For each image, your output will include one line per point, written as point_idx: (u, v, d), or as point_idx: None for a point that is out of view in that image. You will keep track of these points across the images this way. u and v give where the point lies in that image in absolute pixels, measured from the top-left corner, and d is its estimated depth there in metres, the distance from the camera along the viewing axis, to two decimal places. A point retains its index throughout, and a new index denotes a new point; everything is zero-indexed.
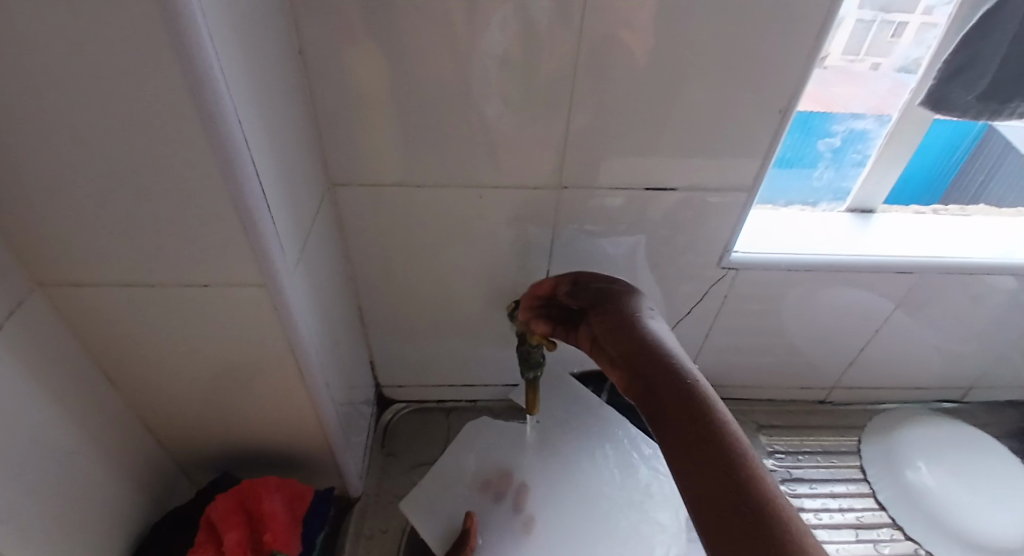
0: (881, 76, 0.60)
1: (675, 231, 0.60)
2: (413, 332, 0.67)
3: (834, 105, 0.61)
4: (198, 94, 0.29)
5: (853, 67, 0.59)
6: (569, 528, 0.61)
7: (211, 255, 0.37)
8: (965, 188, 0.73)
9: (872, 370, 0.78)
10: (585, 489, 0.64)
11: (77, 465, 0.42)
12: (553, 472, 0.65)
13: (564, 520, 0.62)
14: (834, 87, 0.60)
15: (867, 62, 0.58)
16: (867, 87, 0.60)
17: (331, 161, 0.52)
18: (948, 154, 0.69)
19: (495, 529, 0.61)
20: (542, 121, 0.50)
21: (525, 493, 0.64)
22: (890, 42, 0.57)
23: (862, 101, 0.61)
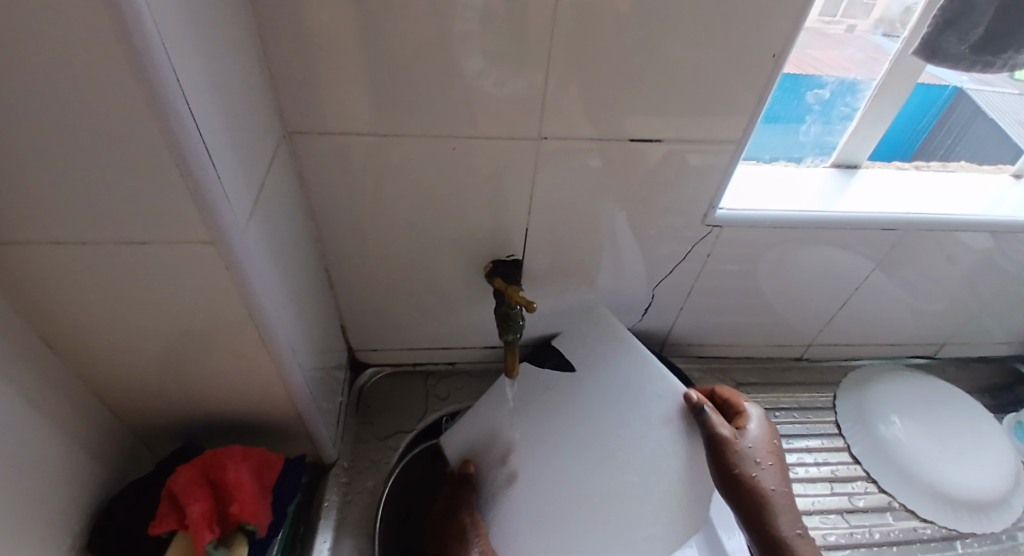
0: (857, 39, 0.58)
1: (659, 188, 0.57)
2: (386, 294, 0.64)
3: (812, 68, 0.59)
4: (119, 26, 0.25)
5: (830, 29, 0.57)
6: (546, 487, 0.57)
7: (151, 211, 0.33)
8: (938, 149, 0.72)
9: (849, 329, 0.79)
10: (574, 451, 0.58)
11: (19, 443, 0.38)
12: (539, 431, 0.61)
13: (542, 478, 0.58)
14: (809, 49, 0.58)
15: (843, 24, 0.57)
16: (846, 48, 0.59)
17: (288, 109, 0.47)
18: (916, 121, 0.69)
19: (485, 489, 0.60)
20: (520, 69, 0.46)
21: (514, 454, 0.60)
22: (865, 4, 0.56)
23: (840, 61, 0.59)
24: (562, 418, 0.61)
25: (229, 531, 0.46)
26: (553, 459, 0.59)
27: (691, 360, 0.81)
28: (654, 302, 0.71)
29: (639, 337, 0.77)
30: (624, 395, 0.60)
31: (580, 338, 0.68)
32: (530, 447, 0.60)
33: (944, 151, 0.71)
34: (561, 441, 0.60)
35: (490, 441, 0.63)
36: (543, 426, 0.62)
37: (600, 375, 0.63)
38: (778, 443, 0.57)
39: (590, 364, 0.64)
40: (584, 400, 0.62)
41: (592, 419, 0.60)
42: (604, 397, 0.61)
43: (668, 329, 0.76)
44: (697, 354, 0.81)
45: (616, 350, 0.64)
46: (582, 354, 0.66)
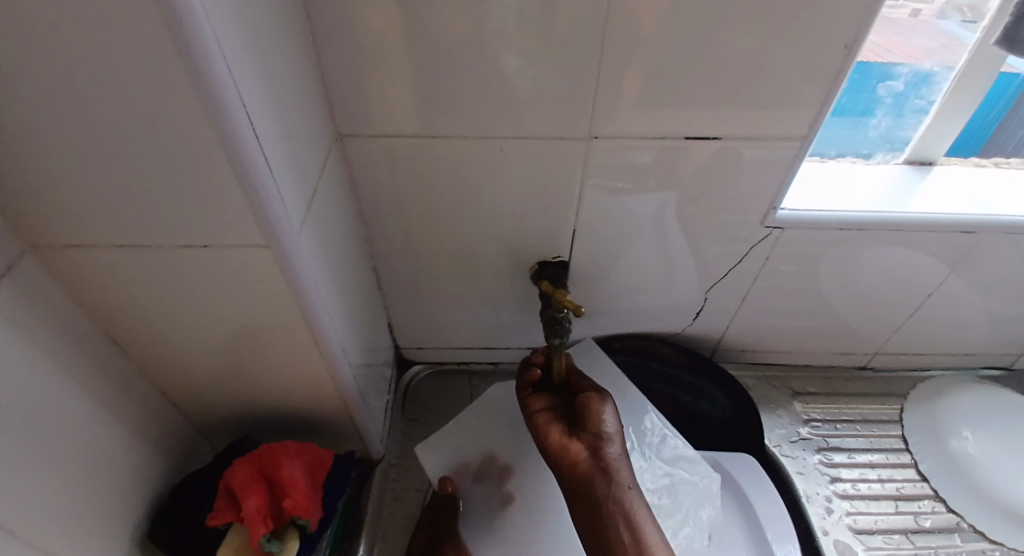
0: (924, 25, 0.54)
1: (715, 187, 0.54)
2: (432, 294, 0.64)
3: (875, 56, 0.55)
4: (177, 32, 0.25)
5: (892, 14, 0.53)
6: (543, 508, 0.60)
7: (211, 217, 0.34)
8: (1008, 143, 0.66)
9: (919, 336, 0.74)
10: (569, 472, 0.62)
11: (91, 435, 0.41)
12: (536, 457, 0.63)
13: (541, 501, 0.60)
14: (874, 36, 0.54)
15: (907, 7, 0.53)
16: (909, 35, 0.55)
17: (339, 113, 0.47)
18: (986, 108, 0.64)
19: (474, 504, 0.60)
20: (570, 66, 0.45)
21: (509, 474, 0.62)
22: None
23: (910, 49, 0.55)
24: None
25: (281, 525, 0.47)
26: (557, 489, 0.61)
27: (744, 366, 0.78)
28: (705, 305, 0.69)
29: (688, 341, 0.74)
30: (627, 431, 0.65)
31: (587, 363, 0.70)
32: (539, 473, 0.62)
33: (1015, 145, 0.66)
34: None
35: (483, 460, 0.63)
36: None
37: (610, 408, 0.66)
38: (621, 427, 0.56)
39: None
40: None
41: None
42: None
43: (720, 333, 0.73)
44: (751, 361, 0.78)
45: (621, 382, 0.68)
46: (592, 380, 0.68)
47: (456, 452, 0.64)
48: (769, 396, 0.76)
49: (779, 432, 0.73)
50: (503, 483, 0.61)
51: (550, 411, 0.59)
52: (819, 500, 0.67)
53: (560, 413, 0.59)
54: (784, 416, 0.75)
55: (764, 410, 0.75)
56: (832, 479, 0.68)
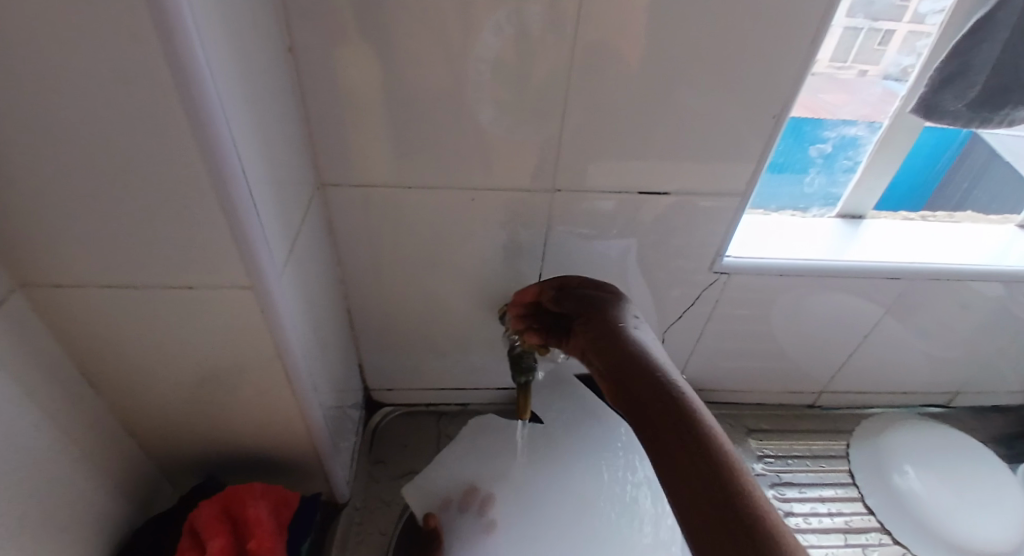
0: (868, 85, 0.61)
1: (668, 236, 0.59)
2: (403, 335, 0.66)
3: (824, 112, 0.61)
4: (187, 94, 0.29)
5: (840, 74, 0.60)
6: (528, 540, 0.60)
7: (199, 258, 0.36)
8: (955, 194, 0.74)
9: (861, 375, 0.79)
10: (547, 508, 0.63)
11: (58, 471, 0.40)
12: (516, 492, 0.64)
13: (524, 533, 0.61)
14: (822, 93, 0.61)
15: (854, 69, 0.59)
16: (856, 94, 0.61)
17: (322, 163, 0.51)
18: (933, 161, 0.70)
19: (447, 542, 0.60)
20: (536, 126, 0.50)
21: (490, 501, 0.63)
22: (877, 51, 0.58)
23: (852, 108, 0.62)
24: (540, 483, 0.65)
25: None
26: (531, 523, 0.61)
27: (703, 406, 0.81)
28: (664, 346, 0.72)
29: None
30: (596, 461, 0.66)
31: (553, 396, 0.70)
32: (512, 506, 0.63)
33: (962, 196, 0.73)
34: (539, 501, 0.63)
35: (463, 491, 0.64)
36: (522, 484, 0.64)
37: (578, 439, 0.67)
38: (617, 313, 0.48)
39: (566, 428, 0.68)
40: (563, 467, 0.66)
41: (568, 484, 0.64)
42: (582, 463, 0.66)
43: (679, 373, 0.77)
44: (709, 400, 0.81)
45: (588, 411, 0.69)
46: (558, 412, 0.69)
47: (424, 493, 0.64)
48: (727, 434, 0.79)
49: None
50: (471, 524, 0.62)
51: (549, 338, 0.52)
52: None
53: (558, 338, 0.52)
54: (740, 453, 0.78)
55: None
56: (785, 513, 0.72)
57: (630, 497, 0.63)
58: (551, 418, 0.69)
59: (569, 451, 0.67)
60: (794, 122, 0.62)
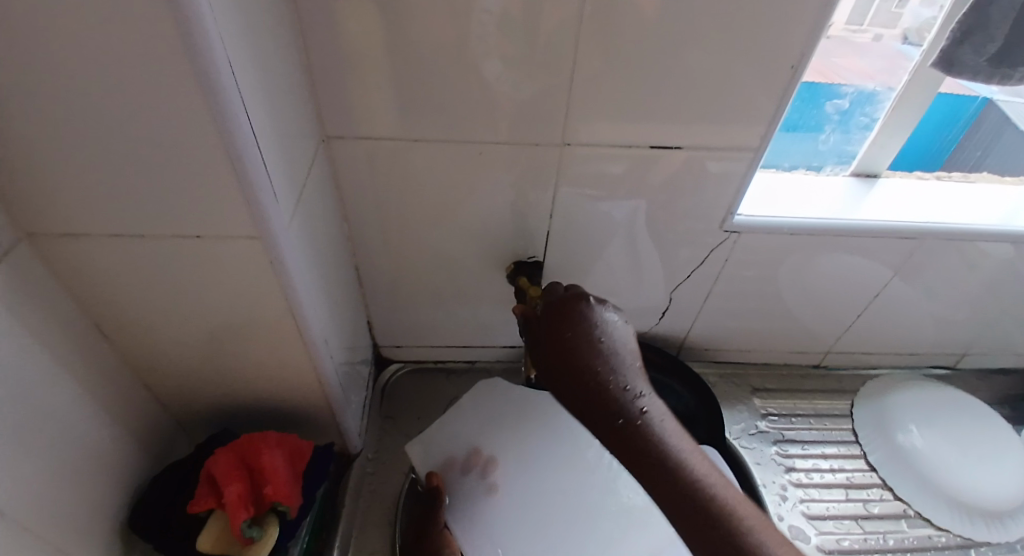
0: (882, 47, 0.61)
1: (679, 195, 0.58)
2: (411, 294, 0.66)
3: (837, 76, 0.61)
4: (188, 39, 0.28)
5: (856, 37, 0.60)
6: (527, 499, 0.62)
7: (207, 209, 0.36)
8: (968, 160, 0.73)
9: (868, 336, 0.79)
10: (545, 472, 0.64)
11: (75, 421, 0.41)
12: (521, 450, 0.65)
13: (524, 491, 0.62)
14: (836, 57, 0.60)
15: (870, 33, 0.60)
16: (870, 56, 0.61)
17: (327, 115, 0.50)
18: (947, 129, 0.70)
19: (457, 495, 0.62)
20: (546, 78, 0.48)
21: (493, 465, 0.64)
22: (893, 14, 0.59)
23: (862, 68, 0.61)
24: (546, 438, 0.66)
25: (261, 512, 0.48)
26: (537, 478, 0.63)
27: (707, 364, 0.82)
28: (671, 305, 0.72)
29: (655, 340, 0.78)
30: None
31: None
32: (517, 462, 0.64)
33: (974, 162, 0.73)
34: (544, 456, 0.65)
35: (467, 452, 0.65)
36: (529, 441, 0.65)
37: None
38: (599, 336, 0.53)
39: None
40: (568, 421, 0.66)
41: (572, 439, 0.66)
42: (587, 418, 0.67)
43: (685, 332, 0.77)
44: (713, 359, 0.82)
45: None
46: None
47: (433, 447, 0.65)
48: (730, 393, 0.80)
49: (737, 425, 0.77)
50: (482, 475, 0.63)
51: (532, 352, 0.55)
52: (775, 488, 0.71)
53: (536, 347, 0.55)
54: (743, 411, 0.79)
55: (725, 406, 0.79)
56: (787, 469, 0.73)
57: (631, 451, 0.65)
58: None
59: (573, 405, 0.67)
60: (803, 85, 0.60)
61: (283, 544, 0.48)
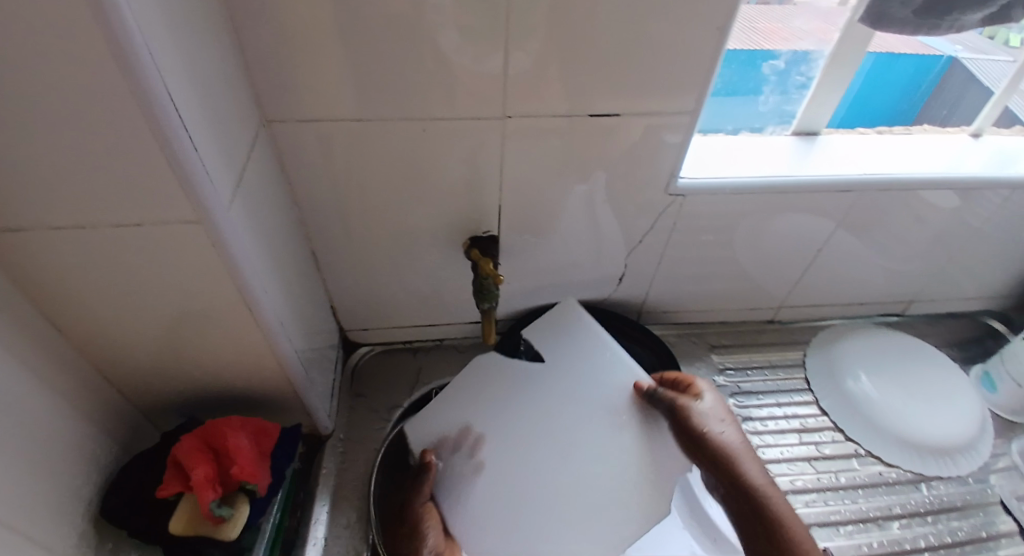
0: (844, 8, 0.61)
1: (622, 161, 0.59)
2: (371, 275, 0.67)
3: (796, 38, 0.63)
4: (101, 25, 0.28)
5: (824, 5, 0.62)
6: (511, 469, 0.61)
7: (143, 195, 0.36)
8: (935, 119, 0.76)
9: (819, 289, 0.82)
10: (531, 443, 0.62)
11: (34, 416, 0.42)
12: (512, 421, 0.64)
13: (508, 461, 0.61)
14: (802, 24, 0.63)
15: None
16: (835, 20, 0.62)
17: (267, 100, 0.50)
18: (914, 89, 0.73)
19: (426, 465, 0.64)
20: (481, 52, 0.48)
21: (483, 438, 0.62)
22: None
23: (822, 31, 0.63)
24: (543, 414, 0.64)
25: (229, 492, 0.49)
26: (535, 457, 0.61)
27: (667, 326, 0.84)
28: (627, 271, 0.74)
29: (615, 306, 0.80)
30: (596, 390, 0.65)
31: (550, 328, 0.71)
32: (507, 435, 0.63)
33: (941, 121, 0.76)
34: (543, 434, 0.63)
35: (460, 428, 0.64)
36: (526, 418, 0.64)
37: (579, 369, 0.67)
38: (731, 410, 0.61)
39: (564, 360, 0.68)
40: (564, 398, 0.65)
41: (569, 415, 0.63)
42: (585, 393, 0.65)
43: (643, 297, 0.79)
44: (673, 321, 0.84)
45: (586, 340, 0.69)
46: (554, 339, 0.69)
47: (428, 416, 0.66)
48: (690, 352, 0.83)
49: None
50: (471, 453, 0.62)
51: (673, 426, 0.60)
52: None
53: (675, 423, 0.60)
54: (703, 368, 0.82)
55: (685, 365, 0.82)
56: (745, 419, 0.76)
57: (639, 429, 0.62)
58: (546, 348, 0.69)
59: (570, 381, 0.66)
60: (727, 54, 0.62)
61: (255, 519, 0.50)
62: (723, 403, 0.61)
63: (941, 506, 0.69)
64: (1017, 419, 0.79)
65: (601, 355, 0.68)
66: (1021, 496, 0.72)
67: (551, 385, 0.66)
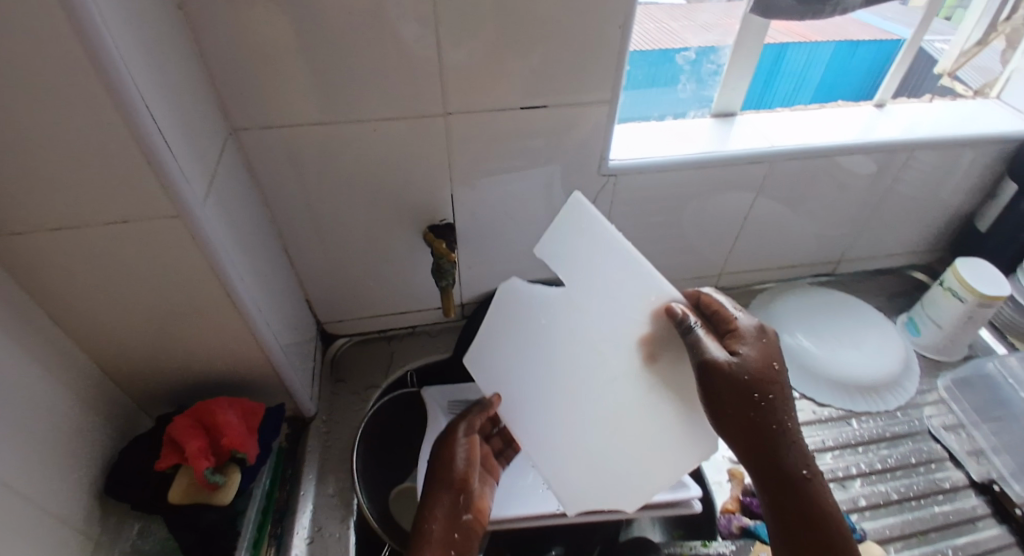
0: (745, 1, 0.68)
1: (557, 147, 0.66)
2: (339, 267, 0.73)
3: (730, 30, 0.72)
4: (88, 46, 0.34)
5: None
6: (535, 411, 0.60)
7: (128, 193, 0.43)
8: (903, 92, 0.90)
9: (754, 255, 0.90)
10: (546, 382, 0.59)
11: (38, 400, 0.47)
12: (533, 353, 0.60)
13: (532, 404, 0.60)
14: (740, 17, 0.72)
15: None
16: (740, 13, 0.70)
17: (232, 111, 0.56)
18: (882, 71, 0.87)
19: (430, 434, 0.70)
20: (417, 56, 0.55)
21: (516, 379, 0.61)
22: None
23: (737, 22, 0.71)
24: (558, 343, 0.59)
25: (223, 461, 0.55)
26: (559, 397, 0.59)
27: None
28: None
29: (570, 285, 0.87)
30: (618, 304, 0.56)
31: (562, 242, 0.57)
32: (527, 376, 0.61)
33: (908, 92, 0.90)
34: (563, 366, 0.59)
35: (501, 370, 0.62)
36: (542, 351, 0.60)
37: (596, 284, 0.57)
38: (774, 365, 0.52)
39: (589, 279, 0.57)
40: (578, 315, 0.58)
41: (586, 337, 0.58)
42: (600, 308, 0.57)
43: None
44: None
45: (602, 250, 0.56)
46: (571, 257, 0.57)
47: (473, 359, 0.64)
48: None
49: None
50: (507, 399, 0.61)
51: (709, 394, 0.50)
52: None
53: (713, 391, 0.50)
54: None
55: None
56: None
57: (667, 365, 0.54)
58: (568, 271, 0.57)
59: (585, 296, 0.57)
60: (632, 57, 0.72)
61: (247, 485, 0.56)
62: (764, 365, 0.51)
63: (872, 437, 0.78)
64: (942, 358, 0.87)
65: (627, 273, 0.55)
66: (949, 426, 0.79)
67: (563, 311, 0.59)
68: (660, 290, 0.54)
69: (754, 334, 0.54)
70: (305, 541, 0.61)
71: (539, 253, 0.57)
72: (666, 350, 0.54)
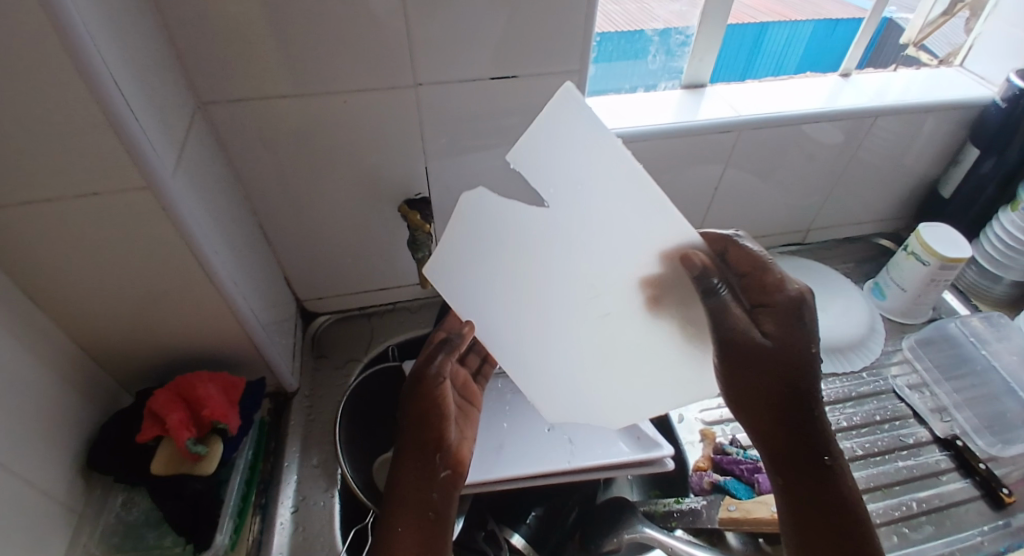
0: None
1: (529, 118, 0.67)
2: (316, 243, 0.74)
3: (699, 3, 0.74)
4: (48, 11, 0.34)
5: None
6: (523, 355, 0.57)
7: (96, 165, 0.43)
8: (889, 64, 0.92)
9: (727, 225, 0.92)
10: (533, 324, 0.55)
11: (15, 375, 0.48)
12: (516, 287, 0.53)
13: (521, 348, 0.57)
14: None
15: None
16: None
17: (200, 84, 0.56)
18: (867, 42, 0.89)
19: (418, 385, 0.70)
20: (385, 26, 0.55)
21: (499, 319, 0.56)
22: None
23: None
24: (543, 277, 0.52)
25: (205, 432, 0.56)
26: (549, 335, 0.55)
27: None
28: None
29: None
30: (616, 236, 0.48)
31: (549, 153, 0.46)
32: (514, 321, 0.55)
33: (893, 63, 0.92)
34: (550, 301, 0.53)
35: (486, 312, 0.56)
36: (523, 287, 0.53)
37: (589, 216, 0.47)
38: (800, 339, 0.54)
39: (583, 203, 0.47)
40: (569, 247, 0.50)
41: (576, 271, 0.51)
42: (593, 241, 0.49)
43: None
44: None
45: (599, 163, 0.45)
46: (558, 174, 0.46)
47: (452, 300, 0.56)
48: None
49: None
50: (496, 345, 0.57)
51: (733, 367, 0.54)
52: None
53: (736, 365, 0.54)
54: None
55: None
56: None
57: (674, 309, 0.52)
58: (556, 191, 0.47)
59: (573, 224, 0.48)
60: (602, 34, 0.73)
61: (230, 455, 0.58)
62: (793, 351, 0.54)
63: (838, 397, 0.81)
64: (907, 320, 0.90)
65: (631, 196, 0.46)
66: (913, 385, 0.82)
67: (550, 240, 0.50)
68: (669, 222, 0.47)
69: (797, 308, 0.54)
70: (289, 510, 0.63)
71: (513, 166, 0.46)
72: (671, 293, 0.51)
